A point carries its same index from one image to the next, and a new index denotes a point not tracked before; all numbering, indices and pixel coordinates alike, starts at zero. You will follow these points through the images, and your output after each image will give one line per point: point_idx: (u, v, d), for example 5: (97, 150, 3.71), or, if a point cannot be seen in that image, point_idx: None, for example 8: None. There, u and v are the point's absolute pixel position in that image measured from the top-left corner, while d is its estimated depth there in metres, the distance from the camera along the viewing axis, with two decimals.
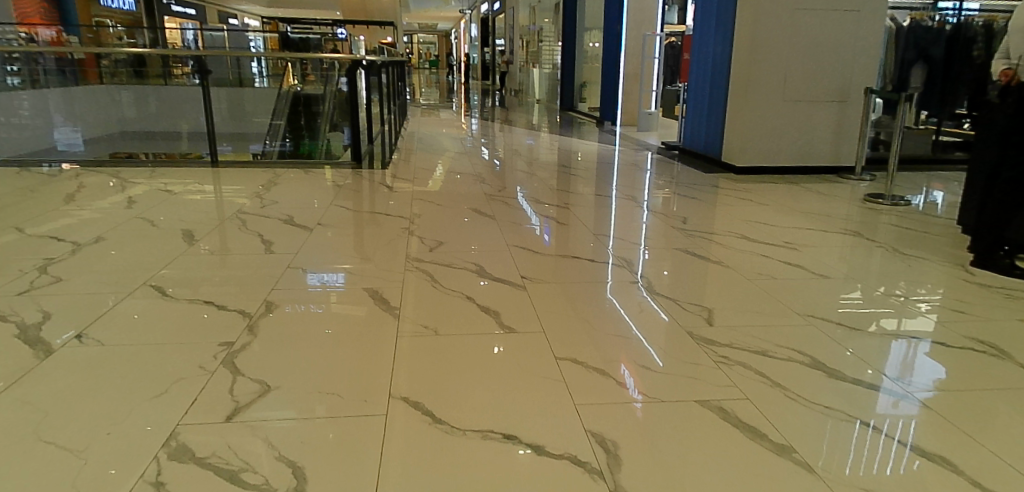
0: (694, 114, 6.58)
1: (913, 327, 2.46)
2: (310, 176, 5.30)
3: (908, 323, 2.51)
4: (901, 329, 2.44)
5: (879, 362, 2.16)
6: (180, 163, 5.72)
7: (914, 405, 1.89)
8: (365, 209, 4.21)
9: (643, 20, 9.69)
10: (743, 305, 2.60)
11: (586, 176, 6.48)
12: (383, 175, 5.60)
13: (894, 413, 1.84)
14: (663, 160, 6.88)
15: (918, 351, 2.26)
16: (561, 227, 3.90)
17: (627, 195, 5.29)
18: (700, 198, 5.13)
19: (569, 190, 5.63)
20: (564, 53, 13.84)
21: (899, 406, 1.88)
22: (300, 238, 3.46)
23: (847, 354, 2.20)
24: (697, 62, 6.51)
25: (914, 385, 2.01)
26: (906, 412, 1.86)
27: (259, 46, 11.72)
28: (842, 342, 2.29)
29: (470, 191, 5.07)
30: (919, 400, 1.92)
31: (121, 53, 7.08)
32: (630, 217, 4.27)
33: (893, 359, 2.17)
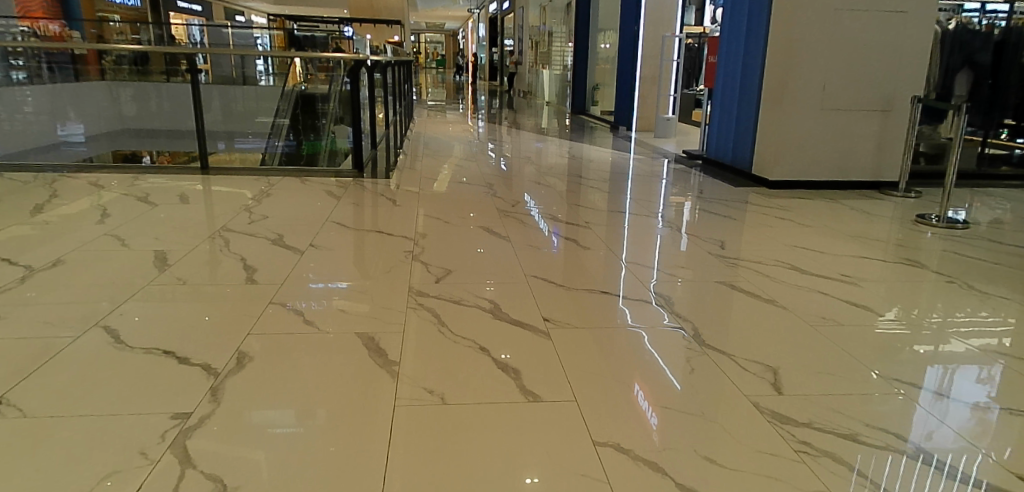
0: (721, 120, 6.14)
1: (951, 352, 2.31)
2: (306, 185, 4.87)
3: (945, 347, 2.36)
4: (938, 354, 2.30)
5: (914, 387, 2.04)
6: (166, 168, 5.30)
7: (948, 437, 1.77)
8: (365, 226, 3.79)
9: (661, 20, 9.26)
10: (811, 362, 2.17)
11: (604, 186, 6.03)
12: (386, 184, 5.18)
13: (928, 448, 1.72)
14: (685, 170, 6.43)
15: (956, 379, 2.12)
16: (583, 249, 3.48)
17: (651, 209, 4.86)
18: (732, 214, 4.69)
19: (586, 202, 5.18)
20: (575, 54, 13.39)
21: (932, 438, 1.76)
22: (288, 265, 3.02)
23: (890, 386, 2.03)
24: (725, 66, 6.08)
25: (950, 415, 1.89)
26: (940, 445, 1.73)
27: (265, 43, 11.31)
28: (895, 383, 2.05)
29: (480, 203, 4.65)
30: (955, 433, 1.79)
31: (118, 50, 6.69)
32: (659, 237, 3.84)
33: (928, 385, 2.05)
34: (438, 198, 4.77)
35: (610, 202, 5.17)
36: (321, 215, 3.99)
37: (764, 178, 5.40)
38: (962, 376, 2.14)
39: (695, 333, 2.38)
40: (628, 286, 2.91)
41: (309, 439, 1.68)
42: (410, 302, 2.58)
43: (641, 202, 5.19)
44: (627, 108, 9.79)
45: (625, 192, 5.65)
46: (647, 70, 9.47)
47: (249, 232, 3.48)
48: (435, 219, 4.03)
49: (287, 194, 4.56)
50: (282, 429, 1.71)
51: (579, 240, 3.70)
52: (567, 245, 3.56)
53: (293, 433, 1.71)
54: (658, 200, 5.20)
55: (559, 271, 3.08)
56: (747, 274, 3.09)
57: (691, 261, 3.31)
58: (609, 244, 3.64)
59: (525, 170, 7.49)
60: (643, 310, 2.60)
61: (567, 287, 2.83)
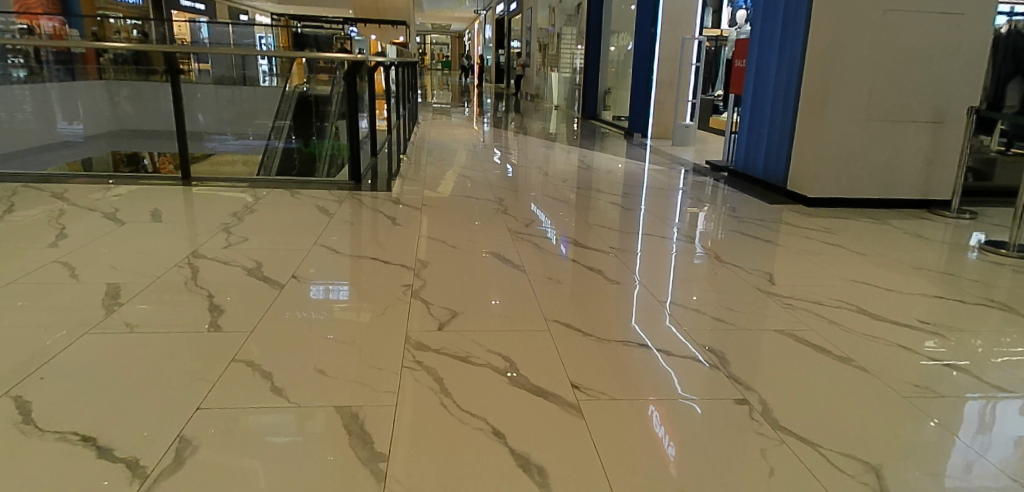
0: (752, 129, 5.67)
1: (1004, 386, 2.13)
2: (297, 200, 4.40)
3: (999, 380, 2.18)
4: (988, 385, 2.14)
5: (951, 414, 1.94)
6: (144, 178, 4.82)
7: (988, 472, 1.67)
8: (360, 252, 3.31)
9: (680, 21, 8.79)
10: (917, 458, 1.71)
11: (623, 199, 5.52)
12: (386, 197, 4.71)
13: (965, 485, 1.62)
14: (711, 182, 5.93)
15: (995, 406, 2.01)
16: (611, 282, 2.99)
17: (681, 227, 4.38)
18: (772, 235, 4.18)
19: (607, 218, 4.68)
20: (586, 57, 12.93)
21: (972, 473, 1.66)
22: (264, 303, 2.53)
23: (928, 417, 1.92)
24: (757, 71, 5.61)
25: (990, 446, 1.79)
26: (979, 480, 1.64)
27: (269, 43, 10.87)
28: (926, 408, 1.97)
29: (490, 220, 4.16)
30: (995, 468, 1.69)
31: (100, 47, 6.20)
32: (698, 265, 3.34)
33: (967, 413, 1.95)
34: (443, 212, 4.29)
35: (631, 218, 4.69)
36: (310, 239, 3.51)
37: (800, 193, 4.91)
38: (1004, 408, 2.00)
39: (765, 408, 1.90)
40: (670, 332, 2.43)
41: (307, 449, 1.63)
42: (407, 358, 2.11)
43: (664, 217, 4.70)
44: (642, 114, 9.32)
45: (645, 206, 5.15)
46: (663, 74, 8.99)
47: (224, 259, 3.00)
48: (441, 241, 3.56)
49: (275, 210, 4.09)
50: (281, 437, 1.67)
51: (603, 268, 3.21)
52: (593, 274, 3.09)
53: (293, 442, 1.66)
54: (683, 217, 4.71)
55: (587, 312, 2.60)
56: (808, 318, 2.61)
57: (741, 298, 2.82)
58: (638, 272, 3.17)
59: (535, 179, 7.00)
60: (693, 369, 2.13)
61: (599, 337, 2.34)
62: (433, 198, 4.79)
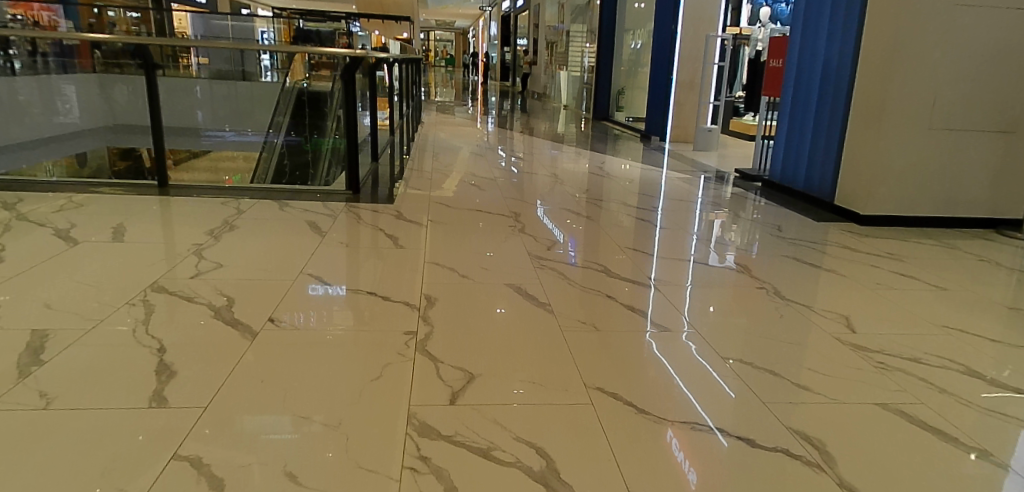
0: (793, 137, 5.14)
1: None
2: (284, 213, 3.87)
3: None
4: None
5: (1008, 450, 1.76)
6: (115, 187, 4.30)
7: None
8: (353, 282, 2.79)
9: (703, 18, 8.25)
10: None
11: (651, 211, 4.96)
12: (385, 209, 4.19)
13: None
14: (746, 194, 5.38)
15: None
16: (658, 328, 2.47)
17: (719, 246, 3.85)
18: (829, 258, 3.65)
19: (636, 234, 4.13)
20: (598, 56, 12.39)
21: None
22: (228, 361, 2.02)
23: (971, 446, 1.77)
24: (799, 73, 5.09)
25: None
26: None
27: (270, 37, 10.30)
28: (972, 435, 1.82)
29: (506, 239, 3.63)
30: None
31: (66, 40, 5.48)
32: (757, 301, 2.81)
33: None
34: (452, 229, 3.77)
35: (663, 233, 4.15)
36: (294, 264, 3.00)
37: (850, 210, 4.39)
38: None
39: None
40: (746, 408, 1.90)
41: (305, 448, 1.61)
42: (407, 452, 1.60)
43: (701, 234, 4.16)
44: (660, 116, 8.79)
45: (674, 218, 4.62)
46: (683, 74, 8.45)
47: (187, 294, 2.49)
48: (450, 268, 3.04)
49: (258, 227, 3.57)
50: (277, 436, 1.65)
51: (644, 305, 2.69)
52: (634, 314, 2.57)
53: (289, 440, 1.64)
54: (718, 233, 4.19)
55: (634, 374, 2.08)
56: (910, 384, 2.08)
57: (821, 352, 2.30)
58: (687, 311, 2.65)
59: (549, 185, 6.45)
60: (785, 471, 1.62)
61: (657, 417, 1.82)
62: (438, 210, 4.27)
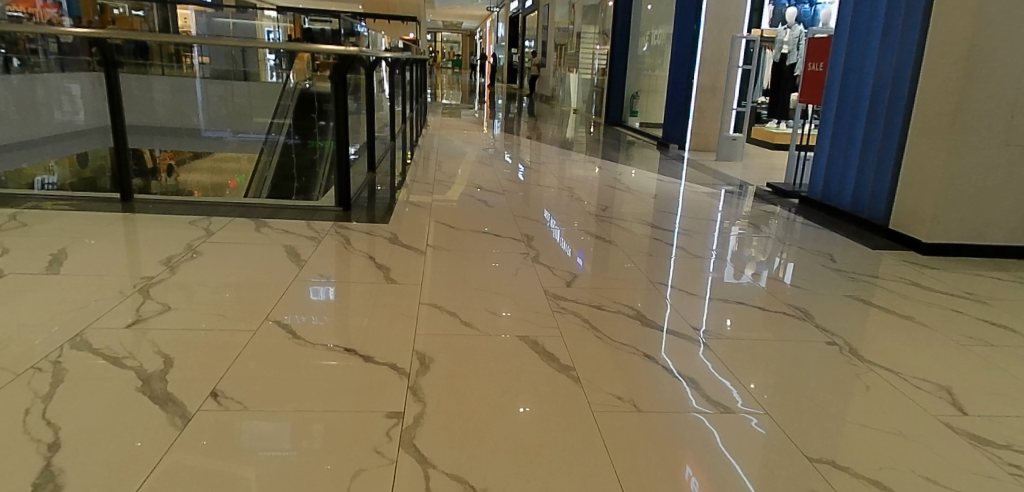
0: (838, 151, 4.63)
1: None
2: (260, 237, 3.34)
3: None
4: None
5: None
6: (72, 201, 3.77)
7: None
8: (333, 332, 2.28)
9: (728, 18, 7.71)
10: None
11: (682, 230, 4.40)
12: (379, 230, 3.67)
13: None
14: (784, 214, 4.84)
15: None
16: (712, 403, 1.96)
17: (766, 277, 3.33)
18: (897, 296, 3.11)
19: (668, 261, 3.58)
20: (612, 58, 11.86)
21: None
22: (145, 465, 1.51)
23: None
24: (845, 79, 4.58)
25: None
26: None
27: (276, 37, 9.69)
28: None
29: (519, 270, 3.10)
30: None
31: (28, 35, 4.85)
32: (833, 363, 2.27)
33: None
34: (458, 256, 3.25)
35: (698, 260, 3.62)
36: (262, 305, 2.47)
37: (906, 236, 3.87)
38: None
39: None
40: None
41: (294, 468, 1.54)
42: None
43: (740, 262, 3.62)
44: (679, 123, 8.27)
45: (705, 241, 4.10)
46: (705, 78, 7.91)
47: (115, 355, 1.96)
48: (454, 311, 2.53)
49: (228, 254, 3.04)
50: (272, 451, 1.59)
51: (690, 367, 2.18)
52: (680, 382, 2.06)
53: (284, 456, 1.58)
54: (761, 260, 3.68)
55: (690, 491, 1.56)
56: None
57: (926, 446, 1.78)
58: (744, 377, 2.14)
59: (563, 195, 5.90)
60: None
61: None
62: (441, 231, 3.74)
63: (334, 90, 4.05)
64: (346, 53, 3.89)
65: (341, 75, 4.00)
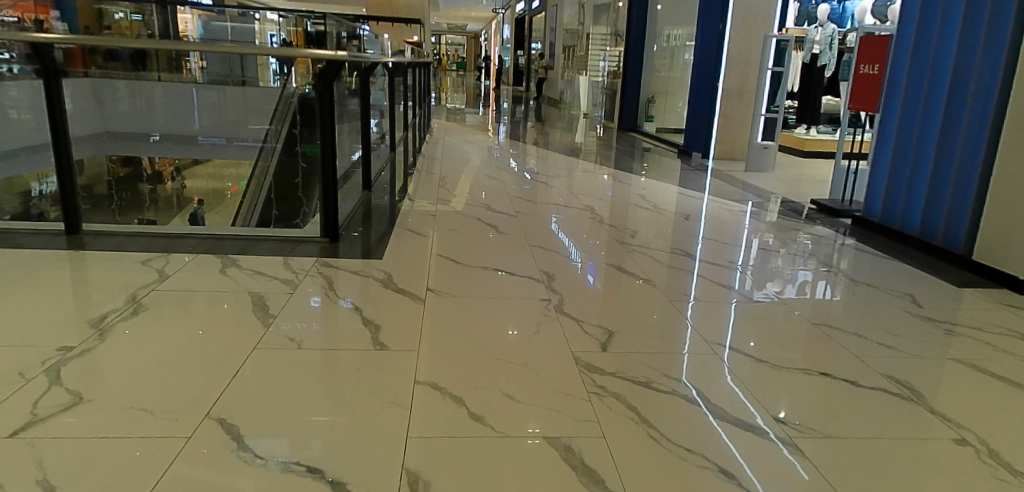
0: (902, 167, 4.15)
1: None
2: (224, 282, 2.76)
3: None
4: None
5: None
6: (10, 234, 3.22)
7: None
8: (296, 432, 1.72)
9: (756, 16, 7.11)
10: None
11: (724, 258, 3.80)
12: (370, 266, 3.11)
13: None
14: (838, 242, 4.23)
15: None
16: (776, 475, 1.63)
17: (835, 325, 2.76)
18: (1004, 352, 2.53)
19: (717, 301, 2.99)
20: (625, 60, 11.28)
21: None
22: None
23: None
24: (914, 87, 4.08)
25: None
26: None
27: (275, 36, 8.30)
28: None
29: (542, 325, 2.52)
30: None
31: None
32: (968, 475, 1.68)
33: None
34: (468, 303, 2.70)
35: (759, 306, 2.97)
36: (204, 393, 1.89)
37: (988, 267, 3.41)
38: None
39: None
40: None
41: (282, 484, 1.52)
42: None
43: (804, 306, 3.02)
44: (702, 129, 7.71)
45: (758, 277, 3.46)
46: (731, 81, 7.34)
47: None
48: (461, 370, 2.11)
49: (179, 308, 2.48)
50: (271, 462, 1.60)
51: (741, 429, 1.83)
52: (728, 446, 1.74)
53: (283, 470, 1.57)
54: (791, 281, 3.43)
55: None
56: None
57: None
58: (806, 441, 1.79)
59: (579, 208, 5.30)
60: None
61: None
62: (447, 266, 3.17)
63: (318, 103, 3.34)
64: (332, 58, 3.18)
65: (329, 84, 3.28)
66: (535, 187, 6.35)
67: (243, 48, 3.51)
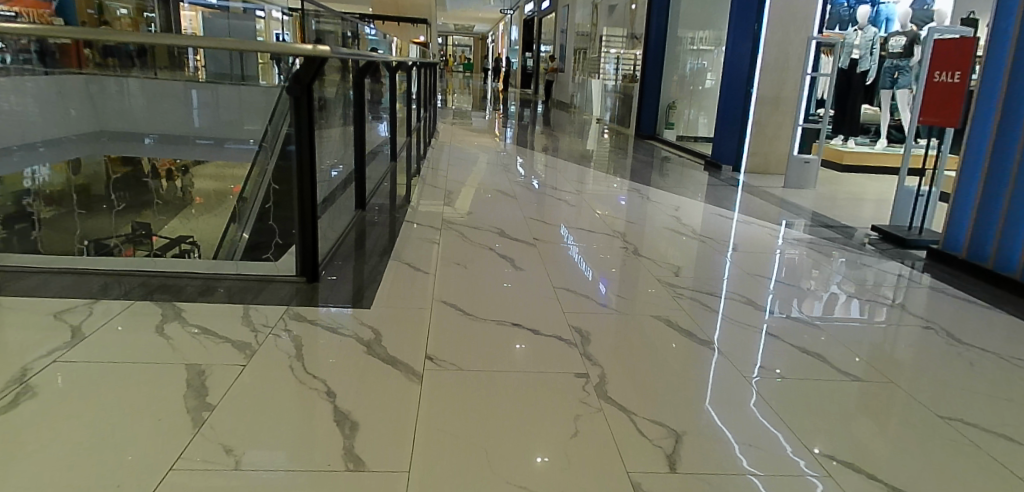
0: (997, 196, 3.54)
1: None
2: (154, 351, 2.07)
3: None
4: None
5: None
6: None
7: None
8: None
9: (797, 16, 6.46)
10: None
11: (789, 303, 3.11)
12: (360, 317, 2.47)
13: None
14: (914, 286, 3.56)
15: None
16: None
17: (970, 419, 2.09)
18: None
19: (798, 373, 2.32)
20: (643, 63, 10.64)
21: None
22: None
23: None
24: (1016, 102, 3.44)
25: None
26: None
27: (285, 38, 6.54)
28: None
29: (583, 421, 1.85)
30: None
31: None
32: None
33: None
34: (482, 376, 2.08)
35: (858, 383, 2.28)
36: None
37: None
38: None
39: None
40: None
41: None
42: None
43: (906, 380, 2.35)
44: (733, 139, 7.07)
45: (846, 334, 2.75)
46: (765, 88, 6.69)
47: None
48: (475, 410, 1.89)
49: (78, 401, 1.79)
50: None
51: (783, 481, 1.67)
52: None
53: None
54: (876, 335, 2.79)
55: None
56: None
57: None
58: None
59: (600, 225, 4.62)
60: None
61: None
62: (451, 321, 2.50)
63: (293, 110, 2.68)
64: (311, 54, 2.53)
65: (306, 87, 2.62)
66: (548, 199, 5.70)
67: (187, 36, 2.77)
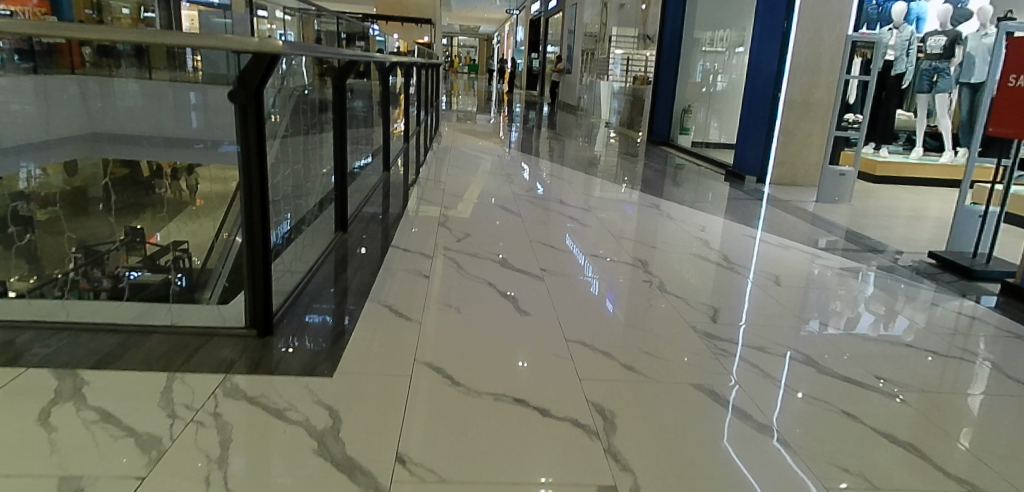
0: None
1: None
2: (20, 454, 1.52)
3: None
4: None
5: None
6: None
7: None
8: None
9: (831, 13, 5.88)
10: None
11: (856, 358, 2.54)
12: (320, 390, 1.91)
13: None
14: (994, 330, 2.98)
15: None
16: None
17: None
18: None
19: (893, 475, 1.75)
20: (657, 65, 10.08)
21: None
22: None
23: None
24: None
25: None
26: None
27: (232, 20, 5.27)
28: None
29: None
30: None
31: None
32: None
33: None
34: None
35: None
36: None
37: None
38: None
39: None
40: None
41: None
42: None
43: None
44: (759, 148, 6.49)
45: (934, 405, 2.19)
46: (795, 91, 6.10)
47: None
48: (461, 472, 1.59)
49: None
50: None
51: None
52: None
53: None
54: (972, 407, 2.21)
55: None
56: None
57: None
58: None
59: (619, 248, 4.05)
60: None
61: None
62: (436, 394, 1.95)
63: (238, 120, 2.13)
64: (259, 50, 1.97)
65: (254, 94, 2.07)
66: (558, 214, 5.14)
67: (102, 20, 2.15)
